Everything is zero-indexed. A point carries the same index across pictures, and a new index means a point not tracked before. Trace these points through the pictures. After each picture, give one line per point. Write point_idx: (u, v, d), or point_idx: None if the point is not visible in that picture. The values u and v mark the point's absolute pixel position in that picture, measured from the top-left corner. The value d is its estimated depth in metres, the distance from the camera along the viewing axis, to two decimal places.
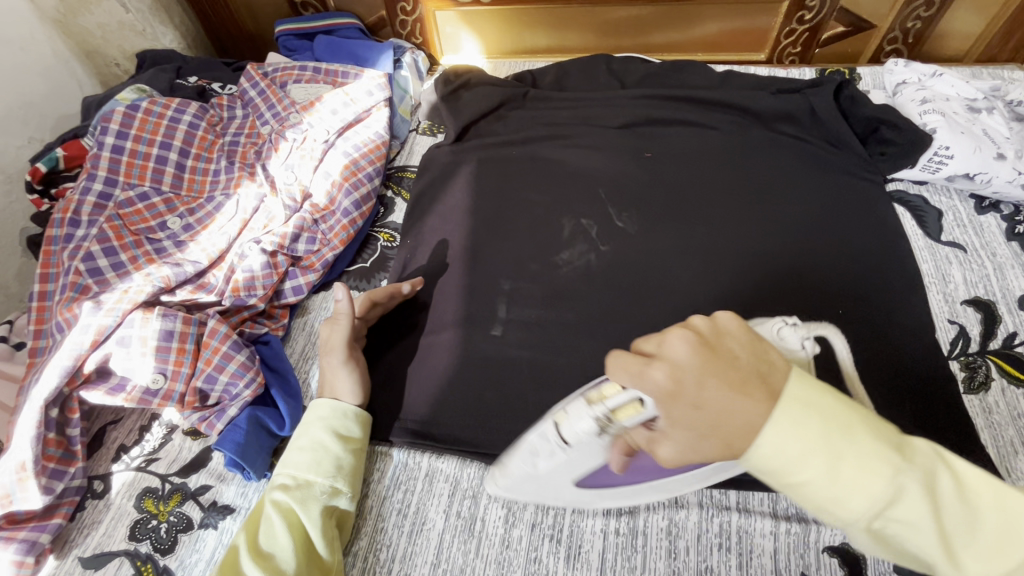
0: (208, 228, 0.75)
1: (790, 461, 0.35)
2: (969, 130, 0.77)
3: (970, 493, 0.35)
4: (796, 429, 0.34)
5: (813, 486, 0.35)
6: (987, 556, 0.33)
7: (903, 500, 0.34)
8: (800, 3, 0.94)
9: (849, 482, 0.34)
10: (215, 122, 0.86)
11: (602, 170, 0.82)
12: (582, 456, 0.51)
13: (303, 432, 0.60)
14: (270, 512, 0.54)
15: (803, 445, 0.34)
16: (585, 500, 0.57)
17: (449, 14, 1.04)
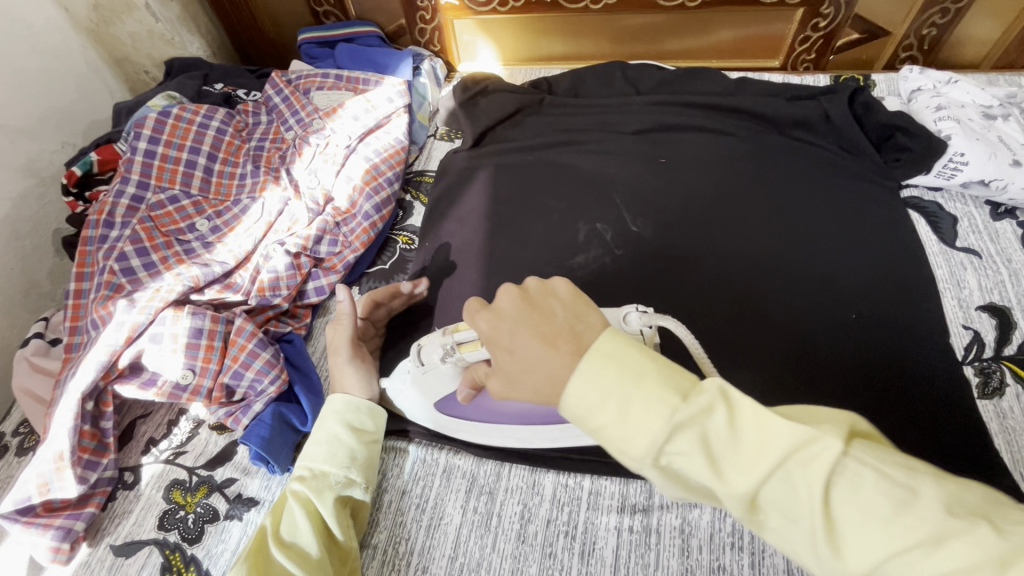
0: (235, 230, 0.77)
1: (589, 408, 0.36)
2: (984, 137, 0.78)
3: (744, 423, 0.34)
4: (592, 380, 0.36)
5: (608, 429, 0.36)
6: (747, 472, 0.33)
7: (681, 438, 0.34)
8: (814, 11, 0.95)
9: (631, 422, 0.35)
10: (241, 127, 0.88)
11: (616, 175, 0.83)
12: (438, 379, 0.60)
13: (317, 426, 0.61)
14: (290, 503, 0.56)
15: (595, 395, 0.36)
16: (447, 426, 0.65)
17: (467, 22, 1.06)
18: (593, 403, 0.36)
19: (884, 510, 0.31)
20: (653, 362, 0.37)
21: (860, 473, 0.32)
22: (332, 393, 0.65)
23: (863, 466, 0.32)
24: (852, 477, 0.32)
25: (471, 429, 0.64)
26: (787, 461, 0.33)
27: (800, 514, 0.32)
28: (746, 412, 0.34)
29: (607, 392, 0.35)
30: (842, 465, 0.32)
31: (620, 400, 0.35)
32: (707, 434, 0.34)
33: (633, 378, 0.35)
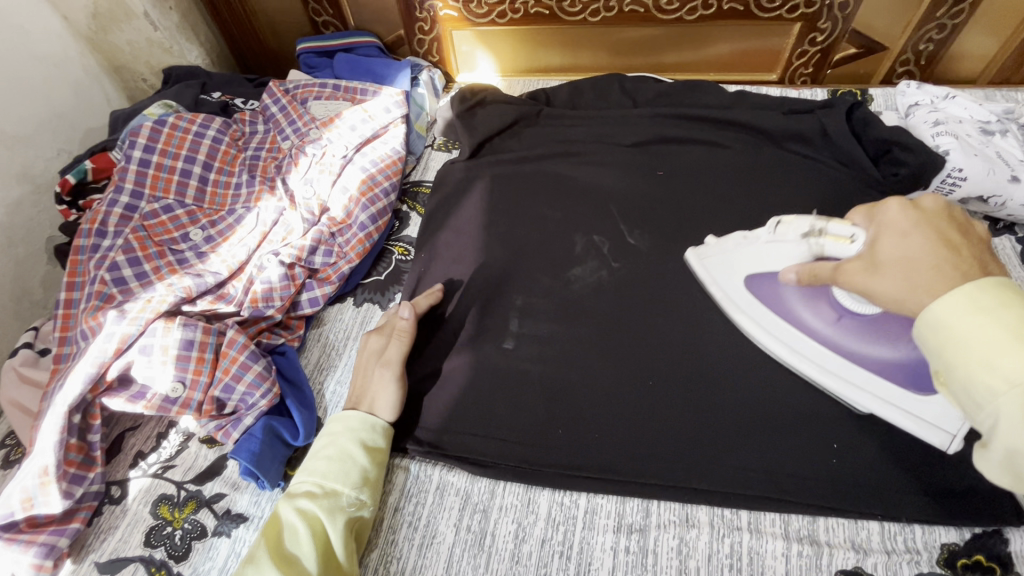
0: (229, 240, 0.77)
1: (966, 318, 0.40)
2: (982, 153, 0.78)
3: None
4: (999, 300, 0.40)
5: (988, 342, 0.39)
6: None
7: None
8: (811, 25, 0.95)
9: (1019, 344, 0.38)
10: (238, 136, 0.88)
11: (614, 187, 0.83)
12: (772, 252, 0.66)
13: (332, 442, 0.61)
14: (292, 518, 0.54)
15: (988, 304, 0.40)
16: (735, 300, 0.67)
17: (465, 33, 1.06)
18: (980, 312, 0.40)
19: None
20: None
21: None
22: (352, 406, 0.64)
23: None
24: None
25: (755, 316, 0.66)
26: None
27: None
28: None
29: (1008, 312, 0.39)
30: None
31: (1017, 322, 0.39)
32: None
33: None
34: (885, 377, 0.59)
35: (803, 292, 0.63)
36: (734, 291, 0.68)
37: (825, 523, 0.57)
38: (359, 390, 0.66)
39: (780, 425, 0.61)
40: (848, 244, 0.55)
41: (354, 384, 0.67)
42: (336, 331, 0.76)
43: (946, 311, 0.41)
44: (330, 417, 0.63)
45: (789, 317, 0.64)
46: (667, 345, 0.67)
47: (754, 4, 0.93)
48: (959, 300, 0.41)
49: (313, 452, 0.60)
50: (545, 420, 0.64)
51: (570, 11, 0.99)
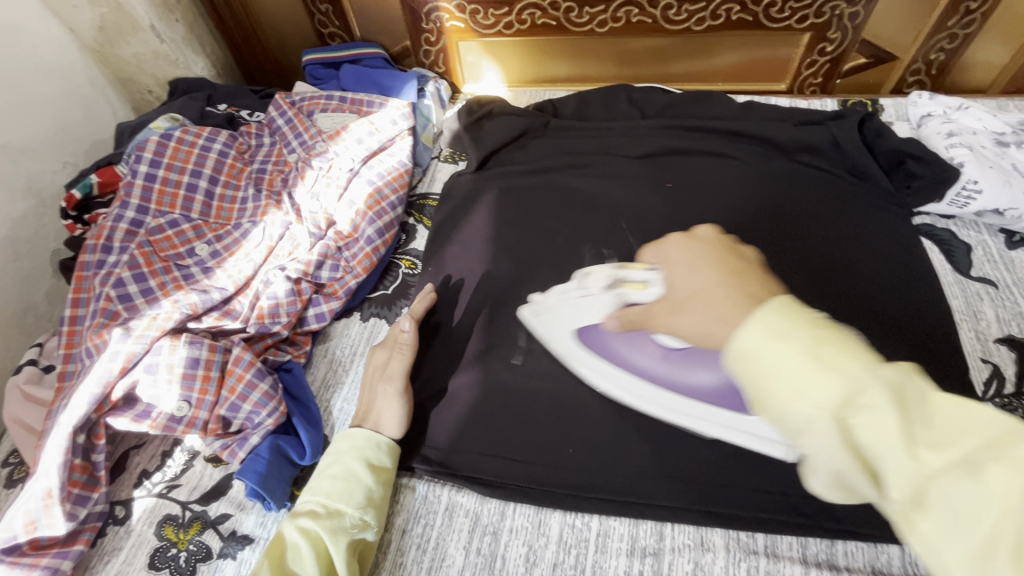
0: (235, 255, 0.76)
1: (767, 342, 0.35)
2: (998, 165, 0.77)
3: (938, 407, 0.32)
4: (789, 318, 0.36)
5: (790, 366, 0.34)
6: (940, 445, 0.31)
7: (874, 393, 0.32)
8: (821, 35, 0.95)
9: (816, 364, 0.33)
10: (244, 149, 0.87)
11: (623, 199, 0.82)
12: (588, 304, 0.70)
13: (336, 461, 0.60)
14: (296, 540, 0.54)
15: (784, 326, 0.35)
16: (576, 356, 0.67)
17: (472, 44, 1.05)
18: (774, 334, 0.35)
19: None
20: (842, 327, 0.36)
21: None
22: (358, 424, 0.64)
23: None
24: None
25: (594, 368, 0.66)
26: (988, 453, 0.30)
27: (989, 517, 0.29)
28: (940, 396, 0.32)
29: (799, 330, 0.35)
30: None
31: (811, 339, 0.34)
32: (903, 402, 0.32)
33: (826, 326, 0.35)
34: (719, 405, 0.61)
35: (625, 338, 0.65)
36: (572, 346, 0.68)
37: (843, 547, 0.56)
38: (367, 408, 0.65)
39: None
40: (645, 287, 0.65)
41: (361, 402, 0.66)
42: (342, 347, 0.75)
43: (747, 336, 0.36)
44: (338, 436, 0.63)
45: (622, 363, 0.65)
46: None
47: (763, 15, 0.93)
48: (760, 325, 0.36)
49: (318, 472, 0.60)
50: (556, 440, 0.63)
51: (577, 22, 0.98)
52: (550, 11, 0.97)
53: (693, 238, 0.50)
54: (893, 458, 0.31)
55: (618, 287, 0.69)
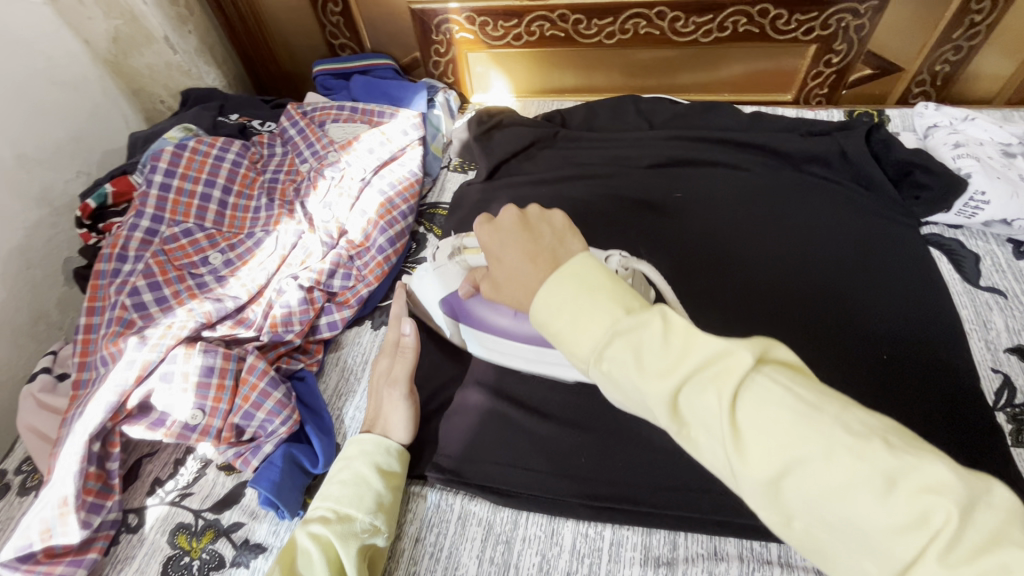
0: (248, 264, 0.77)
1: (548, 312, 0.40)
2: (1005, 176, 0.77)
3: (674, 335, 0.36)
4: (557, 286, 0.40)
5: (560, 332, 0.39)
6: (667, 373, 0.35)
7: (618, 343, 0.36)
8: (827, 47, 0.96)
9: (583, 323, 0.38)
10: (256, 159, 0.88)
11: (633, 209, 0.83)
12: (445, 277, 0.74)
13: (344, 466, 0.60)
14: (306, 545, 0.53)
15: (552, 298, 0.40)
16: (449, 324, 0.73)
17: (481, 55, 1.07)
18: (553, 302, 0.39)
19: (785, 423, 0.32)
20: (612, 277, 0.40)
21: (764, 389, 0.33)
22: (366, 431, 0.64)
23: (771, 383, 0.33)
24: (758, 390, 0.33)
25: (467, 336, 0.72)
26: (706, 375, 0.34)
27: (716, 429, 0.34)
28: (679, 321, 0.37)
29: (569, 295, 0.39)
30: (749, 378, 0.34)
31: (580, 300, 0.39)
32: (642, 344, 0.36)
33: (590, 281, 0.39)
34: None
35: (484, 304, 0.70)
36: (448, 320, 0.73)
37: None
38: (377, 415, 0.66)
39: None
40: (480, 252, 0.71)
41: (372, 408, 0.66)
42: (354, 355, 0.75)
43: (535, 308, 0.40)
44: (349, 441, 0.63)
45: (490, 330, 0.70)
46: None
47: (769, 27, 0.94)
48: (543, 300, 0.40)
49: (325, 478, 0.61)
50: (568, 449, 0.63)
51: (585, 34, 0.99)
52: (559, 23, 0.99)
53: (497, 228, 0.48)
54: (641, 387, 0.36)
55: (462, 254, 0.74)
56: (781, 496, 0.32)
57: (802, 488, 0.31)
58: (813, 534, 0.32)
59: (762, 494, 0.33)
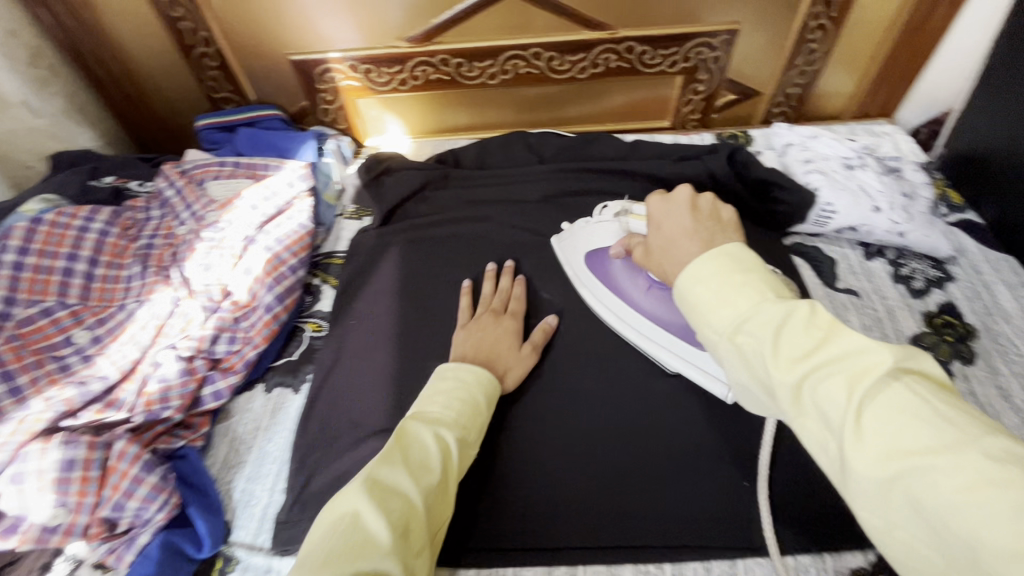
0: (118, 339, 0.72)
1: (695, 283, 0.46)
2: (847, 187, 0.85)
3: (816, 326, 0.38)
4: (714, 261, 0.46)
5: (703, 301, 0.45)
6: (795, 353, 0.37)
7: (755, 320, 0.40)
8: (691, 76, 1.04)
9: (728, 298, 0.43)
10: (130, 224, 0.84)
11: (526, 244, 0.87)
12: (597, 232, 0.79)
13: (461, 385, 0.60)
14: (426, 438, 0.53)
15: (704, 271, 0.46)
16: (580, 275, 0.79)
17: (370, 101, 1.07)
18: (700, 278, 0.45)
19: (913, 426, 0.33)
20: (767, 270, 0.45)
21: (901, 396, 0.34)
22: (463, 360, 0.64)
23: (908, 393, 0.34)
24: (891, 395, 0.34)
25: (592, 290, 0.77)
26: (839, 361, 0.36)
27: (833, 414, 0.35)
28: (826, 319, 0.38)
29: (722, 275, 0.44)
30: (883, 383, 0.34)
31: (728, 283, 0.44)
32: (779, 326, 0.39)
33: (747, 270, 0.44)
34: (684, 339, 0.69)
35: (628, 266, 0.75)
36: (581, 265, 0.79)
37: (743, 565, 0.59)
38: (488, 365, 0.67)
39: (685, 463, 0.65)
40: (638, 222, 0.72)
41: (484, 348, 0.69)
42: (245, 423, 0.73)
43: (682, 278, 0.47)
44: (451, 364, 0.63)
45: (615, 289, 0.75)
46: (584, 403, 0.70)
47: (637, 61, 1.00)
48: (692, 275, 0.46)
49: (434, 386, 0.61)
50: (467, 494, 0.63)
51: (468, 75, 1.02)
52: (442, 67, 1.01)
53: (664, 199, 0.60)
54: (767, 368, 0.38)
55: (624, 216, 0.76)
56: (894, 498, 0.32)
57: (916, 490, 0.31)
58: (916, 544, 0.32)
59: (868, 492, 0.33)
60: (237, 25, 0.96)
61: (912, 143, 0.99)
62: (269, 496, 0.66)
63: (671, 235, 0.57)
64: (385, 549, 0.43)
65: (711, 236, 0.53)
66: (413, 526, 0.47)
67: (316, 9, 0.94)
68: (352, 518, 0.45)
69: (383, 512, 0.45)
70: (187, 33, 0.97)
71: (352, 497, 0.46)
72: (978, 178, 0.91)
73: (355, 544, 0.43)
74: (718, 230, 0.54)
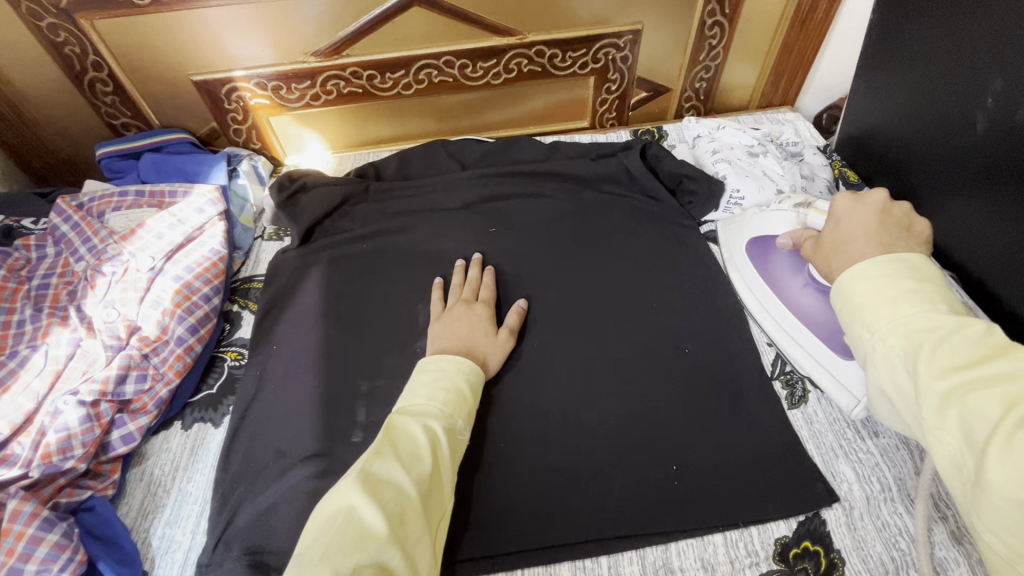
0: (10, 390, 0.66)
1: (862, 281, 0.50)
2: (753, 173, 0.90)
3: (983, 349, 0.42)
4: (889, 264, 0.49)
5: (863, 298, 0.49)
6: (952, 369, 0.42)
7: (916, 329, 0.45)
8: (604, 76, 1.06)
9: (891, 302, 0.47)
10: (20, 265, 0.78)
11: (452, 252, 0.87)
12: (769, 219, 0.79)
13: (444, 375, 0.62)
14: (419, 430, 0.55)
15: (874, 270, 0.50)
16: (736, 261, 0.83)
17: (285, 118, 1.05)
18: (864, 278, 0.50)
19: None
20: (943, 285, 0.48)
21: None
22: (441, 352, 0.66)
23: None
24: None
25: (746, 276, 0.81)
26: (994, 384, 0.40)
27: (981, 428, 0.39)
28: (999, 346, 0.42)
29: (893, 278, 0.48)
30: None
31: (896, 287, 0.48)
32: (940, 340, 0.43)
33: (921, 280, 0.48)
34: (824, 340, 0.71)
35: (793, 259, 0.75)
36: (739, 250, 0.83)
37: (676, 548, 0.62)
38: (468, 352, 0.69)
39: (613, 454, 0.67)
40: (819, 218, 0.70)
41: (460, 336, 0.71)
42: (162, 465, 0.69)
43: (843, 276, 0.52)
44: (434, 356, 0.65)
45: (768, 278, 0.78)
46: (515, 406, 0.71)
47: (548, 65, 1.02)
48: (856, 273, 0.50)
49: (416, 378, 0.62)
50: None
51: (383, 87, 1.01)
52: (354, 80, 1.00)
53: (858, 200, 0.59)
54: (921, 373, 0.43)
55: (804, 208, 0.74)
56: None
57: None
58: None
59: (996, 505, 0.37)
60: (129, 47, 0.91)
61: (811, 128, 1.06)
62: (191, 539, 0.63)
63: (848, 232, 0.57)
64: (382, 539, 0.46)
65: (891, 241, 0.54)
66: (408, 513, 0.49)
67: (226, 32, 0.91)
68: (347, 513, 0.47)
69: (378, 505, 0.48)
70: (75, 58, 0.91)
71: (346, 493, 0.48)
72: (869, 158, 0.98)
73: (354, 536, 0.45)
74: (898, 237, 0.54)
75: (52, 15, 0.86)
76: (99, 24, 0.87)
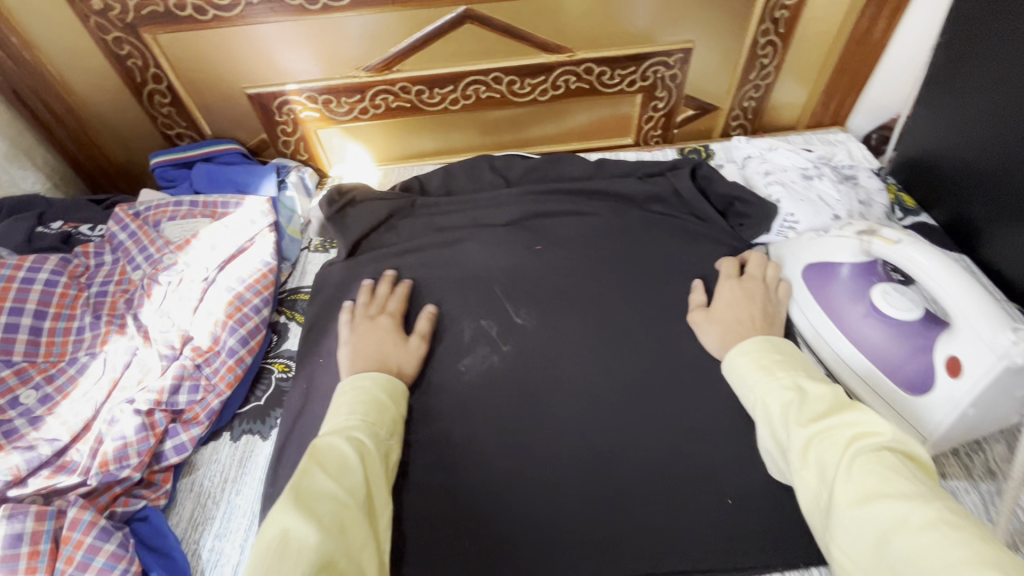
0: (71, 396, 0.68)
1: (744, 360, 0.64)
2: (807, 197, 0.87)
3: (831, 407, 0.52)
4: (761, 345, 0.64)
5: (746, 371, 0.62)
6: (808, 417, 0.52)
7: (783, 394, 0.56)
8: (651, 94, 1.06)
9: (769, 372, 0.60)
10: (79, 272, 0.80)
11: (498, 268, 0.87)
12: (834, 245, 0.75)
13: (361, 391, 0.63)
14: (343, 443, 0.55)
15: (752, 348, 0.64)
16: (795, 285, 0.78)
17: (332, 130, 1.06)
18: (743, 355, 0.64)
19: (885, 478, 0.44)
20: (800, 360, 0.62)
21: (881, 457, 0.45)
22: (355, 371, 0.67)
23: (890, 458, 0.45)
24: (875, 456, 0.46)
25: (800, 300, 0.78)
26: (840, 429, 0.49)
27: (830, 461, 0.47)
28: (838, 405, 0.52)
29: (761, 350, 0.63)
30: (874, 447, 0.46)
31: (768, 359, 0.62)
32: (801, 399, 0.54)
33: (785, 355, 0.62)
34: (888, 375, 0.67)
35: (855, 287, 0.72)
36: (796, 273, 0.79)
37: None
38: (383, 364, 0.69)
39: (665, 484, 0.65)
40: (891, 245, 0.67)
41: (377, 350, 0.71)
42: (211, 476, 0.69)
43: (732, 351, 0.67)
44: (350, 376, 0.65)
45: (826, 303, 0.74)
46: (563, 429, 0.70)
47: (596, 82, 1.02)
48: (737, 349, 0.65)
49: (334, 401, 0.62)
50: (454, 534, 0.63)
51: (430, 102, 1.02)
52: (402, 95, 1.00)
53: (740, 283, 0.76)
54: (788, 420, 0.53)
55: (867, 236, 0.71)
56: (864, 531, 0.42)
57: (882, 523, 0.41)
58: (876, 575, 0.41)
59: (845, 524, 0.44)
60: (188, 61, 0.93)
61: (865, 150, 1.03)
62: (239, 554, 0.63)
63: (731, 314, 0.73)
64: (320, 550, 0.45)
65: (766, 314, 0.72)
66: (345, 520, 0.49)
67: (279, 48, 0.92)
68: (282, 535, 0.45)
69: (312, 519, 0.46)
70: (136, 71, 0.94)
71: (279, 516, 0.46)
72: (926, 183, 0.96)
73: (290, 554, 0.44)
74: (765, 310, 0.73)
75: (118, 29, 0.88)
76: (162, 38, 0.90)
